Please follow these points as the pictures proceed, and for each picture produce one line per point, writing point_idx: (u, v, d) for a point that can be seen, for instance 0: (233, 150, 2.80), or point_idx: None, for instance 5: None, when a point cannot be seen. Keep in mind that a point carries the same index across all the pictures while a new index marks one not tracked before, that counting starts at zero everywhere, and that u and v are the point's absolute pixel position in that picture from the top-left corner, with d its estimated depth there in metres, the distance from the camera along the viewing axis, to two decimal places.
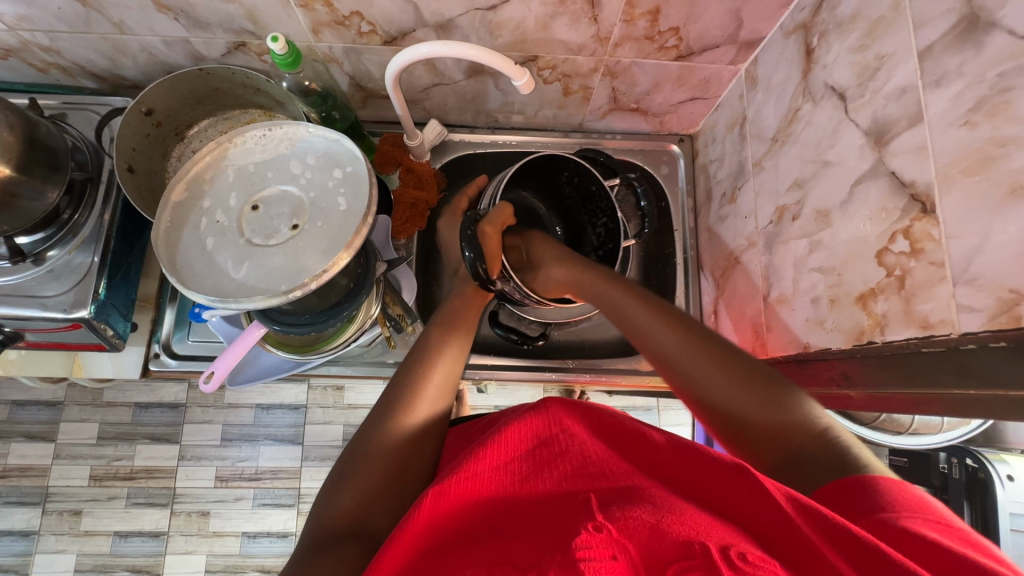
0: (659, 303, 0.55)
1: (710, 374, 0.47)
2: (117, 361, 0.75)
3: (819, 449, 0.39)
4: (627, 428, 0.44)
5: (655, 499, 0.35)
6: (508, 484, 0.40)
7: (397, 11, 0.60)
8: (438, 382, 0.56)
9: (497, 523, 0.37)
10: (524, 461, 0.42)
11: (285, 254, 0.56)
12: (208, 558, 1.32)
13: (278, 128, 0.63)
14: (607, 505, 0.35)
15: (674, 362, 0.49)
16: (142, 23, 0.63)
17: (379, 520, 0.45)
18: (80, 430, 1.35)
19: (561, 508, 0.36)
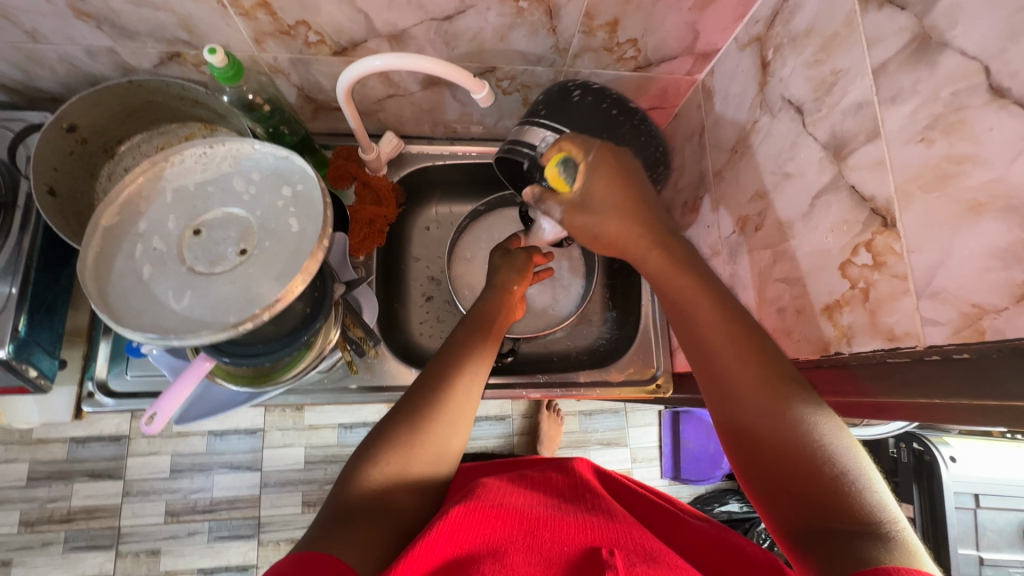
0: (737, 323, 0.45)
1: (752, 388, 0.42)
2: (44, 405, 0.68)
3: (842, 518, 0.34)
4: (665, 513, 0.48)
5: (673, 560, 0.39)
6: (534, 519, 0.43)
7: (347, 20, 0.57)
8: (467, 396, 0.52)
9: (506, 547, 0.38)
10: (552, 509, 0.45)
11: (233, 282, 0.52)
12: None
13: (220, 146, 0.58)
14: (629, 558, 0.38)
15: (733, 404, 0.43)
16: (60, 31, 0.57)
17: (406, 496, 0.45)
18: (6, 471, 1.23)
19: (577, 551, 0.39)
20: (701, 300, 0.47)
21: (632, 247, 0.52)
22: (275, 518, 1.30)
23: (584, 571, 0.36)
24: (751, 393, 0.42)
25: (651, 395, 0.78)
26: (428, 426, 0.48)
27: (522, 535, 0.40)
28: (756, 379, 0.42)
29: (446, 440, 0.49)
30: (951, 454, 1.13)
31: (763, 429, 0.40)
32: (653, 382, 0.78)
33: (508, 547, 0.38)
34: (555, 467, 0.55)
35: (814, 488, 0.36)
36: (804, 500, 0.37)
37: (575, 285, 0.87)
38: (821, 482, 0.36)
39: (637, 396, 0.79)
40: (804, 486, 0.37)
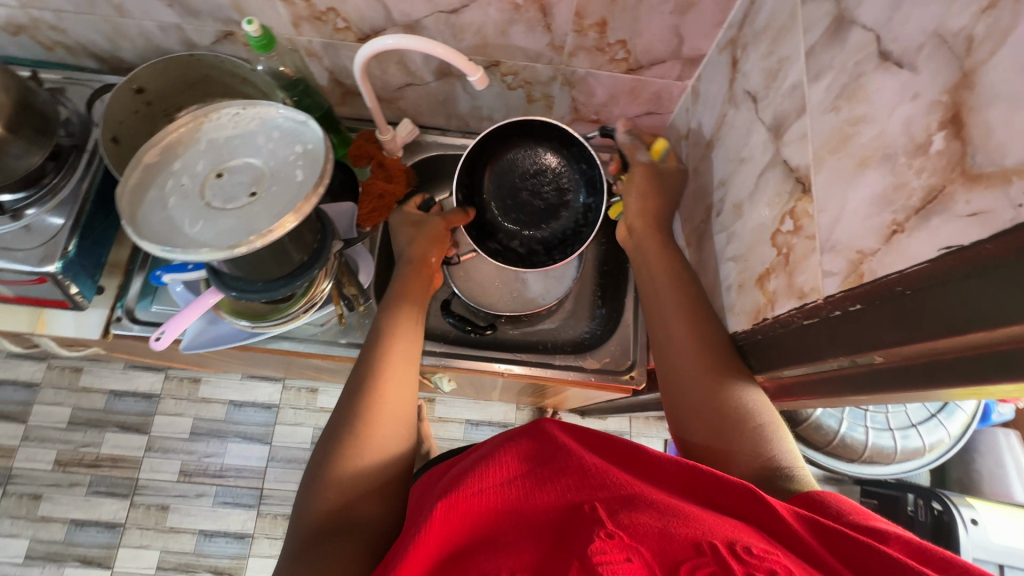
0: (696, 309, 0.54)
1: (693, 358, 0.51)
2: (81, 319, 0.78)
3: (757, 466, 0.43)
4: (624, 450, 0.45)
5: (656, 502, 0.38)
6: (513, 495, 0.40)
7: (368, 9, 0.66)
8: (407, 382, 0.58)
9: (500, 532, 0.38)
10: (528, 474, 0.43)
11: (239, 216, 0.60)
12: (161, 555, 1.30)
13: (252, 108, 0.68)
14: (614, 512, 0.37)
15: (680, 371, 0.51)
16: (141, 8, 0.69)
17: (370, 505, 0.48)
18: (52, 413, 1.37)
19: (566, 522, 0.37)
20: (674, 280, 0.57)
21: (642, 230, 0.63)
22: (276, 491, 1.36)
23: (576, 539, 0.35)
24: (692, 364, 0.51)
25: (626, 387, 0.79)
26: (365, 426, 0.52)
27: (510, 524, 0.38)
28: (699, 352, 0.51)
29: (400, 434, 0.54)
30: (972, 517, 1.05)
31: (695, 389, 0.49)
32: (628, 372, 0.80)
33: (497, 544, 0.36)
34: (516, 428, 0.50)
35: (736, 439, 0.45)
36: (727, 444, 0.45)
37: (568, 275, 0.88)
38: (744, 435, 0.45)
39: (613, 388, 0.80)
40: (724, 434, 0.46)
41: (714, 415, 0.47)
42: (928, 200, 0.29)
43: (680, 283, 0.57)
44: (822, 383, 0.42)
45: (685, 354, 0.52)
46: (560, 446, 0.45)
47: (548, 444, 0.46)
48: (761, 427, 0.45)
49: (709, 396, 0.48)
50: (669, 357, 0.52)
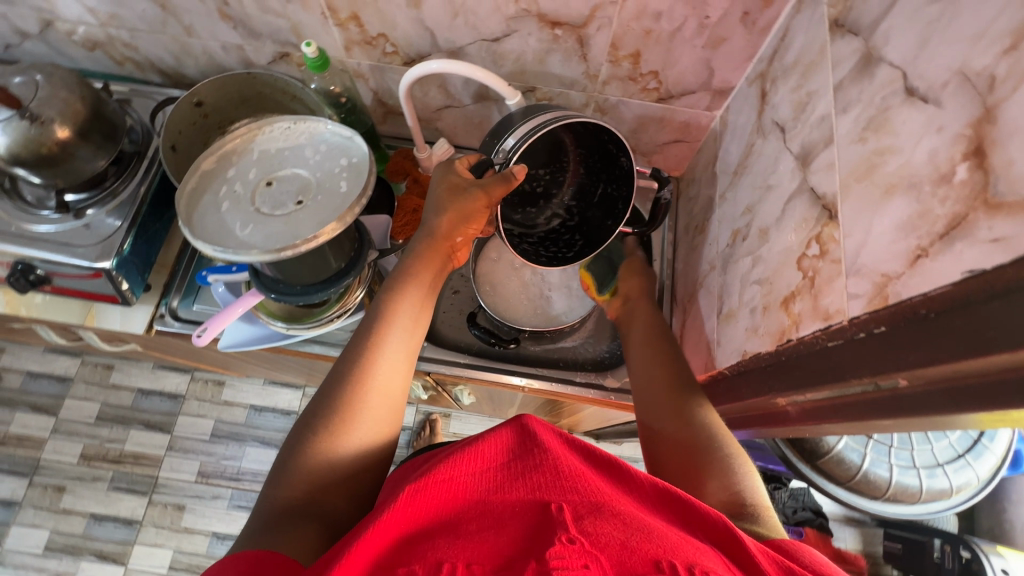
0: (670, 356, 0.62)
1: (668, 394, 0.57)
2: (127, 315, 0.82)
3: (725, 497, 0.46)
4: (601, 459, 0.45)
5: (623, 513, 0.38)
6: (482, 489, 0.42)
7: (417, 35, 0.70)
8: (390, 383, 0.55)
9: (464, 520, 0.39)
10: (499, 471, 0.44)
11: (286, 222, 0.63)
12: (174, 554, 1.32)
13: (302, 123, 0.73)
14: (579, 517, 0.37)
15: (653, 406, 0.57)
16: (208, 29, 0.75)
17: (335, 500, 0.49)
18: (82, 408, 1.42)
19: (528, 518, 0.38)
20: (651, 335, 0.66)
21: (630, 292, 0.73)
22: None
23: (536, 538, 0.35)
24: (664, 401, 0.56)
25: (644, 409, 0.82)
26: (342, 416, 0.52)
27: (474, 514, 0.39)
28: (670, 390, 0.57)
29: (374, 433, 0.53)
30: (1003, 567, 1.04)
31: (667, 420, 0.54)
32: None
33: (455, 531, 0.37)
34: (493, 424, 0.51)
35: (705, 468, 0.48)
36: (693, 469, 0.49)
37: (591, 295, 0.88)
38: (715, 466, 0.48)
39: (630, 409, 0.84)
40: (693, 461, 0.49)
41: (683, 438, 0.52)
42: (952, 226, 0.31)
43: (655, 336, 0.66)
44: (847, 408, 0.42)
45: (653, 393, 0.58)
46: (535, 445, 0.46)
47: (525, 439, 0.48)
48: (729, 459, 0.48)
49: (682, 422, 0.53)
50: (644, 395, 0.59)
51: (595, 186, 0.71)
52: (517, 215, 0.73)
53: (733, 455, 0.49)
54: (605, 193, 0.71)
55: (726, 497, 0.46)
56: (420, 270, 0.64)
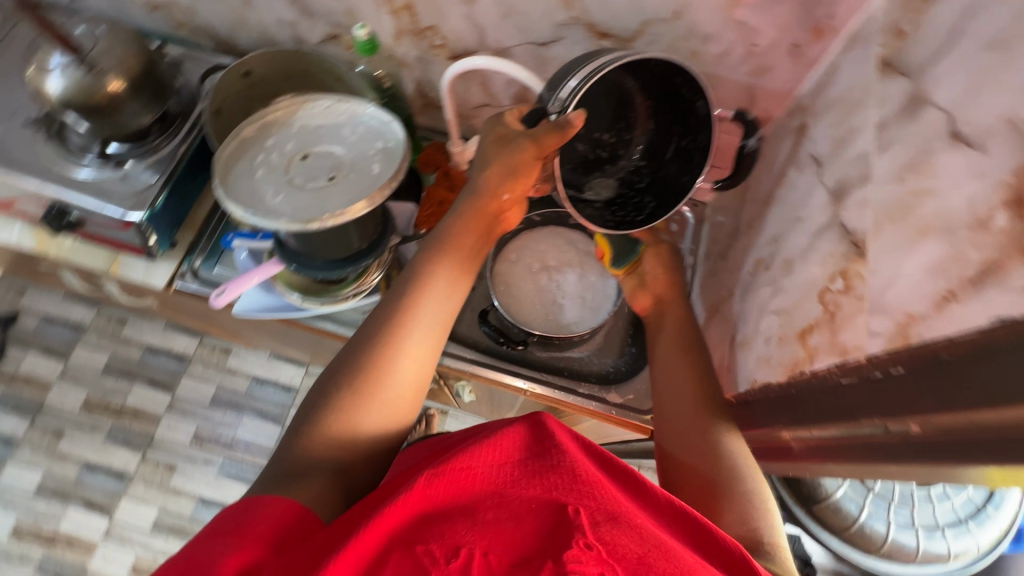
0: (698, 363, 0.60)
1: (691, 406, 0.56)
2: (150, 269, 0.84)
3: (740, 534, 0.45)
4: (622, 467, 0.45)
5: (641, 525, 0.38)
6: (499, 482, 0.42)
7: (466, 32, 0.72)
8: (420, 356, 0.55)
9: (482, 508, 0.39)
10: (519, 465, 0.43)
11: (316, 196, 0.65)
12: (159, 512, 1.34)
13: (343, 104, 0.74)
14: (597, 523, 0.37)
15: (676, 418, 0.56)
16: (266, 2, 0.77)
17: (360, 465, 0.51)
18: (91, 357, 1.45)
19: (544, 516, 0.38)
20: (681, 336, 0.64)
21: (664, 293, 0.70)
22: None
23: (551, 540, 0.36)
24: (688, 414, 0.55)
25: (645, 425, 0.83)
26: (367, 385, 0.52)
27: (490, 504, 0.40)
28: (696, 401, 0.56)
29: (396, 407, 0.53)
30: None
31: (690, 438, 0.53)
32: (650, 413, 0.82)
33: (473, 519, 0.38)
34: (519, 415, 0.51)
35: (723, 498, 0.47)
36: (709, 497, 0.48)
37: (604, 309, 0.88)
38: (734, 497, 0.47)
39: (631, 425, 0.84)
40: (712, 488, 0.49)
41: (705, 461, 0.51)
42: (983, 273, 0.31)
43: (688, 338, 0.64)
44: (851, 451, 0.42)
45: (673, 404, 0.57)
46: (558, 442, 0.45)
47: (547, 435, 0.46)
48: (748, 493, 0.48)
49: (703, 443, 0.52)
50: (671, 400, 0.57)
51: (668, 141, 0.63)
52: (578, 183, 0.66)
53: (754, 489, 0.48)
54: (678, 147, 0.63)
55: (742, 531, 0.45)
56: (462, 237, 0.63)
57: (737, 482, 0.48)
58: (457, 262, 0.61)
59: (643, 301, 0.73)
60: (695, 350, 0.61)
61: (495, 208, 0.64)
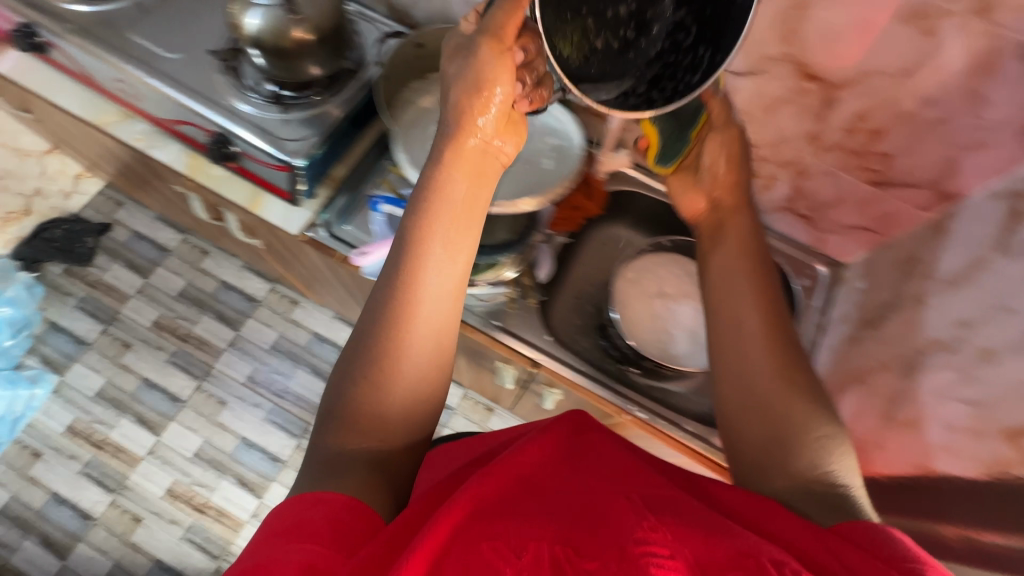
0: (777, 323, 0.59)
1: (768, 372, 0.56)
2: (287, 214, 0.85)
3: (821, 491, 0.51)
4: (652, 475, 0.55)
5: (690, 513, 0.48)
6: (541, 472, 0.55)
7: None
8: (449, 293, 0.57)
9: (533, 510, 0.50)
10: (566, 465, 0.57)
11: (491, 179, 0.66)
12: (202, 443, 1.58)
13: (518, 94, 0.75)
14: (647, 511, 0.48)
15: (744, 378, 0.57)
16: None
17: (387, 445, 0.54)
18: (168, 280, 1.75)
19: (601, 516, 0.49)
20: (762, 294, 0.61)
21: (728, 219, 0.70)
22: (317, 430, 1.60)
23: (612, 533, 0.46)
24: (761, 379, 0.56)
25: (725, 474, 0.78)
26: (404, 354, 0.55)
27: (542, 510, 0.50)
28: (772, 365, 0.56)
29: (430, 358, 0.56)
30: None
31: (760, 413, 0.55)
32: None
33: (535, 523, 0.48)
34: (547, 416, 0.63)
35: (799, 473, 0.52)
36: (782, 467, 0.53)
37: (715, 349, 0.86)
38: (805, 462, 0.52)
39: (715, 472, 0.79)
40: (777, 442, 0.54)
41: (770, 426, 0.54)
42: None
43: (765, 299, 0.60)
44: None
45: (745, 366, 0.57)
46: (575, 448, 0.58)
47: (571, 439, 0.59)
48: (823, 448, 0.53)
49: (773, 412, 0.55)
50: (735, 357, 0.58)
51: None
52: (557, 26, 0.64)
53: (831, 436, 0.53)
54: None
55: (816, 479, 0.51)
56: (460, 188, 0.62)
57: (811, 450, 0.52)
58: (464, 217, 0.61)
59: (696, 203, 0.75)
60: (777, 315, 0.59)
61: (476, 149, 0.65)
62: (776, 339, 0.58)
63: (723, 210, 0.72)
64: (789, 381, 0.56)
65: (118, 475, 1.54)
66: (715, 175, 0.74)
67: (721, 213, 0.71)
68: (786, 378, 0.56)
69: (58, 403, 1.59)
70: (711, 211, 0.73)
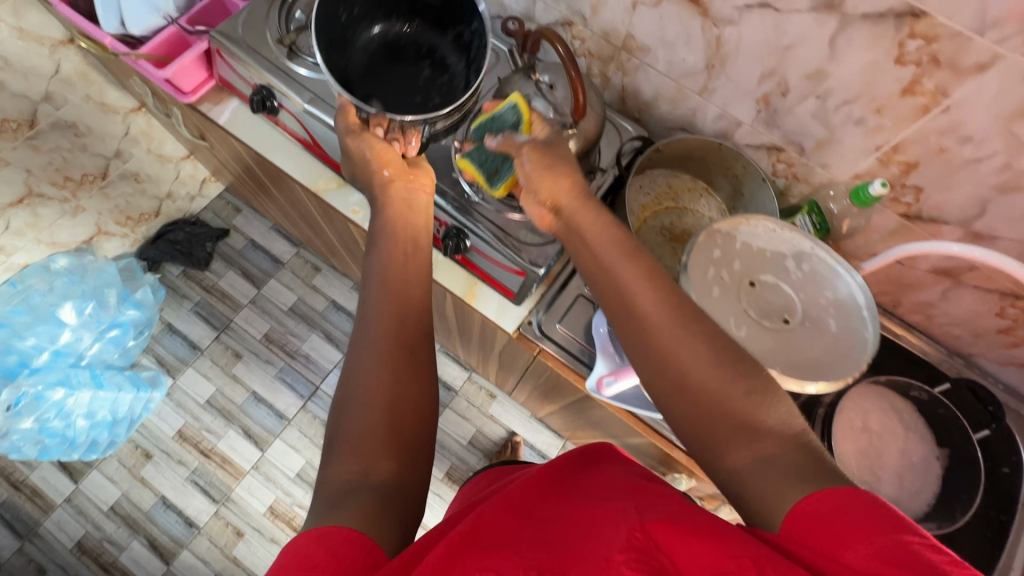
0: (675, 294, 0.54)
1: (689, 368, 0.49)
2: (503, 309, 0.83)
3: (799, 458, 0.44)
4: (613, 477, 0.51)
5: (651, 506, 0.44)
6: (568, 503, 0.49)
7: (960, 208, 0.66)
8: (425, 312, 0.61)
9: (532, 544, 0.44)
10: (566, 480, 0.53)
11: (779, 341, 0.63)
12: (304, 464, 1.43)
13: (787, 230, 0.69)
14: (641, 515, 0.43)
15: (709, 420, 0.48)
16: (726, 98, 0.74)
17: (390, 464, 0.49)
18: (280, 292, 1.57)
19: (595, 529, 0.44)
20: (653, 286, 0.54)
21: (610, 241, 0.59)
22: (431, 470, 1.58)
23: (609, 537, 0.42)
24: (684, 401, 0.49)
25: None
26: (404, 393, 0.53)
27: (543, 538, 0.44)
28: (688, 360, 0.50)
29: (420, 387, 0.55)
30: None
31: (737, 439, 0.46)
32: None
33: (554, 543, 0.43)
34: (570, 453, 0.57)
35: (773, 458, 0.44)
36: (783, 480, 0.43)
37: (925, 498, 0.80)
38: (768, 443, 0.45)
39: None
40: (761, 453, 0.45)
41: (734, 433, 0.46)
42: None
43: (667, 294, 0.54)
44: None
45: (687, 375, 0.49)
46: (581, 474, 0.54)
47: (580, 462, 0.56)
48: (760, 401, 0.47)
49: (709, 408, 0.48)
50: (701, 416, 0.48)
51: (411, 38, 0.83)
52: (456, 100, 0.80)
53: (770, 405, 0.47)
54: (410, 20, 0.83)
55: (807, 457, 0.44)
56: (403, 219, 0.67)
57: (768, 428, 0.46)
58: (410, 246, 0.65)
59: (544, 216, 0.65)
60: (647, 262, 0.56)
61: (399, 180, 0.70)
62: (665, 287, 0.54)
63: (571, 211, 0.62)
64: (714, 375, 0.49)
65: (223, 487, 1.39)
66: (543, 184, 0.63)
67: (567, 219, 0.63)
68: (699, 375, 0.49)
69: (168, 407, 1.45)
70: (559, 214, 0.64)
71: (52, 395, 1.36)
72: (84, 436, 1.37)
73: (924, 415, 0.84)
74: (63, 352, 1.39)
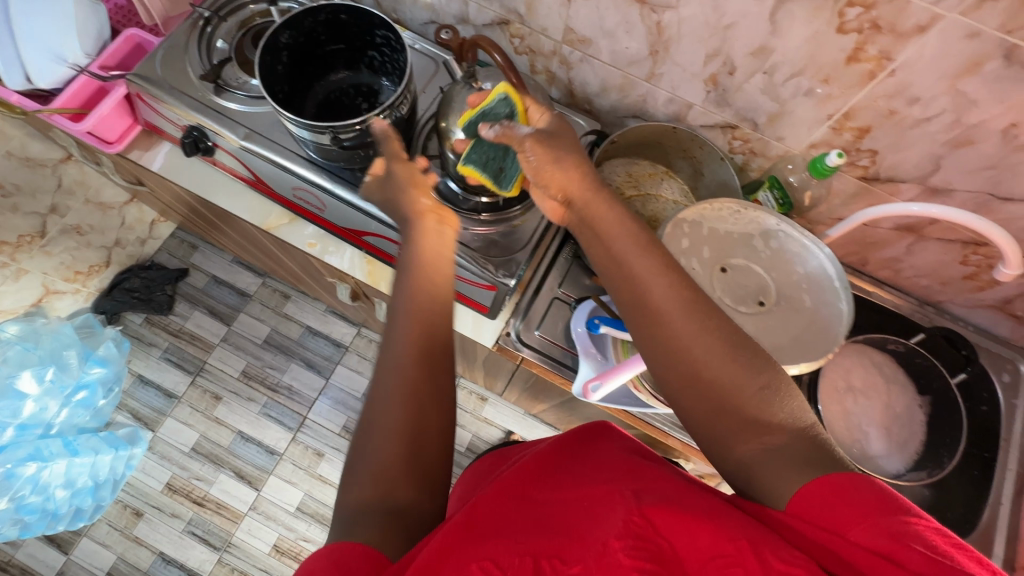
0: (685, 282, 0.50)
1: (699, 359, 0.46)
2: (479, 324, 0.83)
3: (810, 451, 0.42)
4: (614, 455, 0.51)
5: (654, 489, 0.43)
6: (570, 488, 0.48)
7: (914, 165, 0.66)
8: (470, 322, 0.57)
9: (524, 533, 0.43)
10: (568, 465, 0.52)
11: (756, 325, 0.63)
12: (303, 497, 1.38)
13: (750, 210, 0.67)
14: (642, 497, 0.43)
15: (716, 409, 0.45)
16: (674, 82, 0.73)
17: (393, 447, 0.46)
18: (253, 327, 1.51)
19: (598, 511, 0.43)
20: (659, 269, 0.51)
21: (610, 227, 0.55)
22: None
23: (606, 522, 0.41)
24: (691, 393, 0.46)
25: None
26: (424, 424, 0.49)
27: (544, 525, 0.43)
28: (697, 351, 0.46)
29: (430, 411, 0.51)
30: None
31: (744, 429, 0.43)
32: None
33: (556, 531, 0.43)
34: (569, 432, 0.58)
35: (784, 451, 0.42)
36: (792, 471, 0.41)
37: (913, 447, 0.80)
38: (780, 434, 0.43)
39: None
40: (772, 448, 0.42)
41: (746, 428, 0.43)
42: None
43: (676, 283, 0.50)
44: None
45: (701, 364, 0.46)
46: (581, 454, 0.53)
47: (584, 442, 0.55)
48: (773, 397, 0.44)
49: (714, 399, 0.45)
50: (713, 404, 0.45)
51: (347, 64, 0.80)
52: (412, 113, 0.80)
53: (782, 396, 0.44)
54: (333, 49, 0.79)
55: (817, 447, 0.42)
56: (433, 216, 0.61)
57: (779, 419, 0.43)
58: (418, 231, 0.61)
59: (555, 209, 0.61)
60: (660, 253, 0.52)
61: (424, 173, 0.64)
62: (678, 278, 0.50)
63: (583, 203, 0.58)
64: (726, 362, 0.45)
65: (223, 533, 1.34)
66: (551, 175, 0.59)
67: (579, 209, 0.58)
68: (708, 364, 0.46)
69: (153, 460, 1.39)
70: (570, 206, 0.59)
71: (23, 470, 1.27)
72: (67, 505, 1.29)
73: (902, 365, 0.85)
74: (29, 425, 1.30)
